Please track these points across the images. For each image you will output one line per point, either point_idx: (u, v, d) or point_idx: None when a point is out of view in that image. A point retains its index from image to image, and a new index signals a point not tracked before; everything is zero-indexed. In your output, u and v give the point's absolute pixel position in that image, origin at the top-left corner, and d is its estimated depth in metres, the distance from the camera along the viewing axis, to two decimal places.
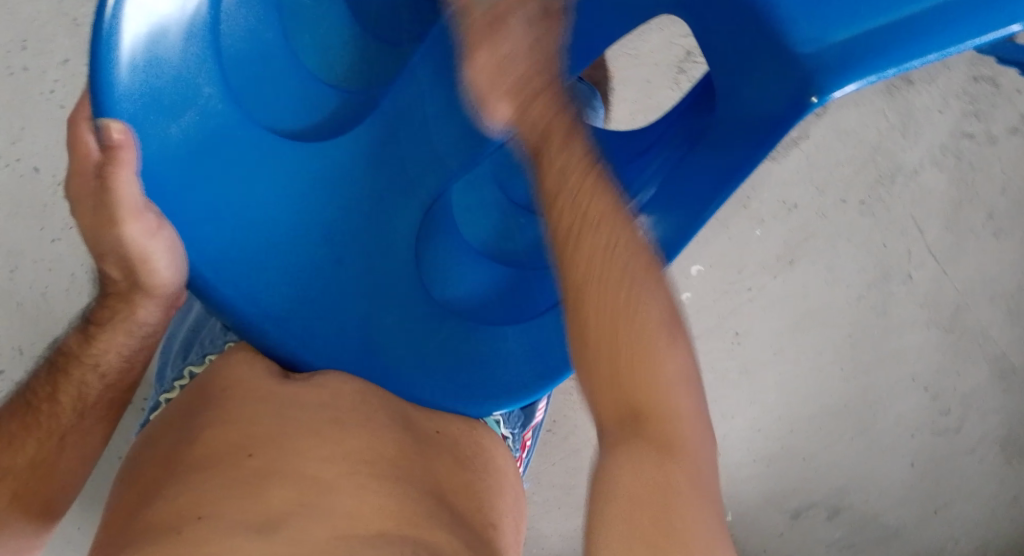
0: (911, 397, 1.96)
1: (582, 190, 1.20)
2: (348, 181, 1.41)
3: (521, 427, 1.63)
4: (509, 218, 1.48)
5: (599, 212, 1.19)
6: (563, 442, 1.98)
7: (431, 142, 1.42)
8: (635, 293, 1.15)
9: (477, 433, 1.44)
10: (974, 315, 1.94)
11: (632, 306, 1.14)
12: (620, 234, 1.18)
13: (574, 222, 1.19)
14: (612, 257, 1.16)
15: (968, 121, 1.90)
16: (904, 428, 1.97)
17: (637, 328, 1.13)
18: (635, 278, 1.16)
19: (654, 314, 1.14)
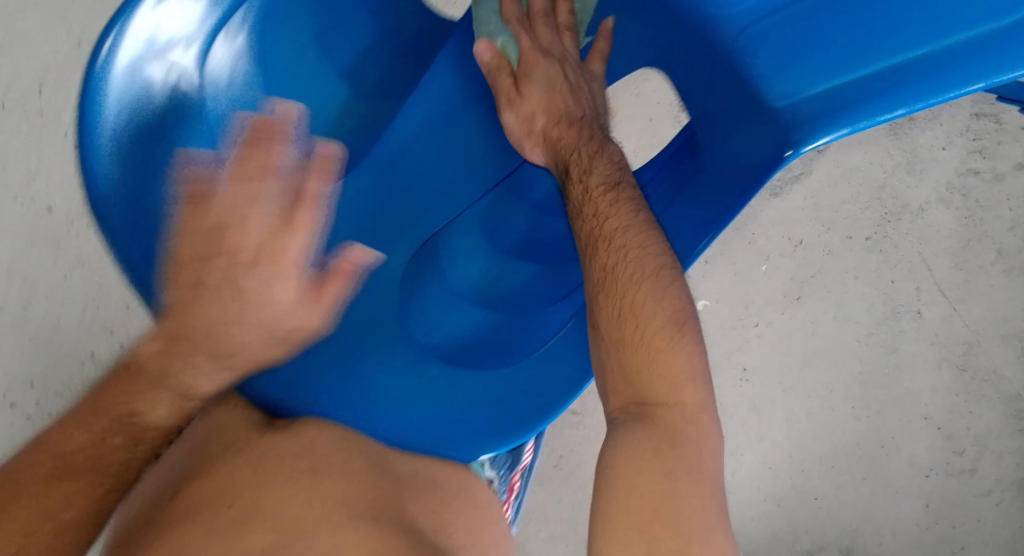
0: (924, 439, 1.90)
1: (616, 226, 1.25)
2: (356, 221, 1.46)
3: (508, 468, 1.64)
4: (497, 265, 1.50)
5: (632, 248, 1.23)
6: (568, 477, 1.96)
7: (424, 186, 1.47)
8: (660, 326, 1.18)
9: (461, 475, 1.43)
10: (987, 356, 1.89)
11: (657, 337, 1.17)
12: (647, 267, 1.21)
13: (607, 258, 1.24)
14: (638, 289, 1.20)
15: (973, 158, 1.86)
16: (918, 469, 1.91)
17: (660, 355, 1.17)
18: (662, 310, 1.19)
19: (678, 347, 1.17)
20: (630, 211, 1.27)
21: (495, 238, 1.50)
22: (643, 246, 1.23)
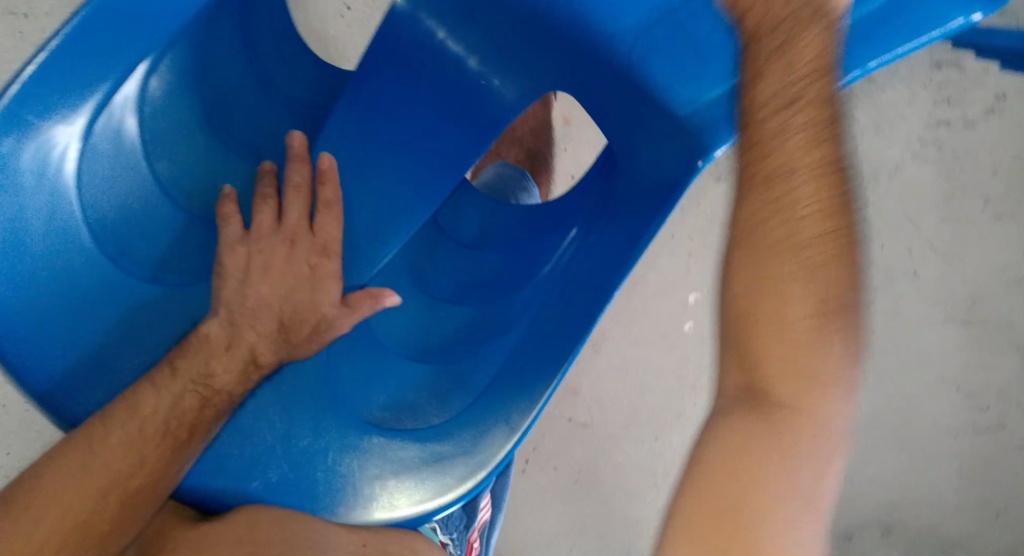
0: (941, 402, 1.28)
1: (778, 21, 0.72)
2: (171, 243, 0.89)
3: (463, 531, 1.04)
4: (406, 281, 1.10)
5: (796, 59, 0.71)
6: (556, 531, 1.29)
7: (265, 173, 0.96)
8: (812, 172, 0.69)
9: None
10: (991, 307, 1.25)
11: (799, 207, 0.69)
12: (816, 84, 0.71)
13: (748, 69, 0.73)
14: (778, 137, 0.70)
15: (940, 109, 1.22)
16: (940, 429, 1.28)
17: (804, 241, 0.68)
18: (821, 173, 0.69)
19: (825, 193, 0.69)
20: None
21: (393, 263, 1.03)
22: (807, 43, 0.71)
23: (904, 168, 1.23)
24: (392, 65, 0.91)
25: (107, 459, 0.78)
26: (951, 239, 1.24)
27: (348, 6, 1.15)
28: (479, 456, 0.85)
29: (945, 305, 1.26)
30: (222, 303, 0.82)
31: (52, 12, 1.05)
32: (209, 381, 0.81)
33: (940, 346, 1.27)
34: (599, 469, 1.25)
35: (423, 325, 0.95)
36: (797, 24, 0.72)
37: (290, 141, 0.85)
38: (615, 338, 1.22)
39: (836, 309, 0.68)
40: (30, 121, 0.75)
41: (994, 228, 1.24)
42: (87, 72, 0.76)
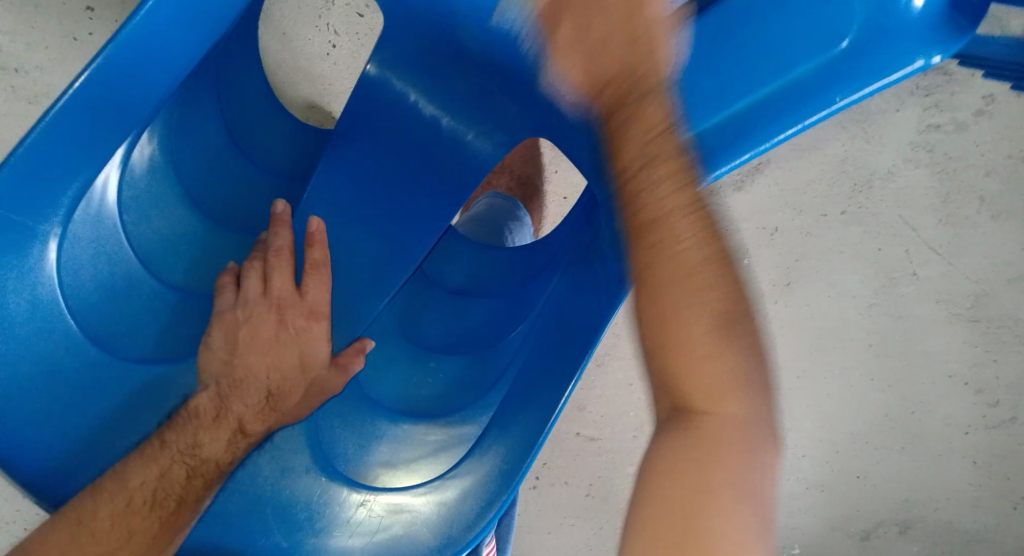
0: (950, 400, 1.22)
1: (618, 98, 0.78)
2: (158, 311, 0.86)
3: None
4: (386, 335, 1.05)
5: (647, 119, 0.77)
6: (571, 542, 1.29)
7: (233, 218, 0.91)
8: (683, 214, 0.73)
9: None
10: (996, 304, 1.17)
11: (673, 247, 0.72)
12: (665, 140, 0.76)
13: (611, 138, 0.79)
14: (654, 184, 0.74)
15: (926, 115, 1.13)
16: (952, 429, 1.23)
17: (681, 281, 0.71)
18: (691, 211, 0.73)
19: (692, 229, 0.72)
20: (631, 46, 0.78)
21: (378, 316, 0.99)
22: (654, 106, 0.77)
23: (898, 173, 1.15)
24: (370, 123, 0.93)
25: (95, 536, 0.76)
26: (949, 239, 1.16)
27: (334, 45, 1.11)
28: (469, 515, 0.85)
29: (948, 303, 1.18)
30: (211, 376, 0.83)
31: (45, 67, 1.06)
32: (196, 451, 0.81)
33: (946, 343, 1.20)
34: (614, 482, 1.24)
35: (409, 378, 0.95)
36: (640, 91, 0.77)
37: (276, 209, 0.86)
38: (620, 354, 1.20)
39: (735, 331, 0.69)
40: (21, 218, 0.74)
41: (994, 227, 1.15)
42: (65, 164, 0.74)
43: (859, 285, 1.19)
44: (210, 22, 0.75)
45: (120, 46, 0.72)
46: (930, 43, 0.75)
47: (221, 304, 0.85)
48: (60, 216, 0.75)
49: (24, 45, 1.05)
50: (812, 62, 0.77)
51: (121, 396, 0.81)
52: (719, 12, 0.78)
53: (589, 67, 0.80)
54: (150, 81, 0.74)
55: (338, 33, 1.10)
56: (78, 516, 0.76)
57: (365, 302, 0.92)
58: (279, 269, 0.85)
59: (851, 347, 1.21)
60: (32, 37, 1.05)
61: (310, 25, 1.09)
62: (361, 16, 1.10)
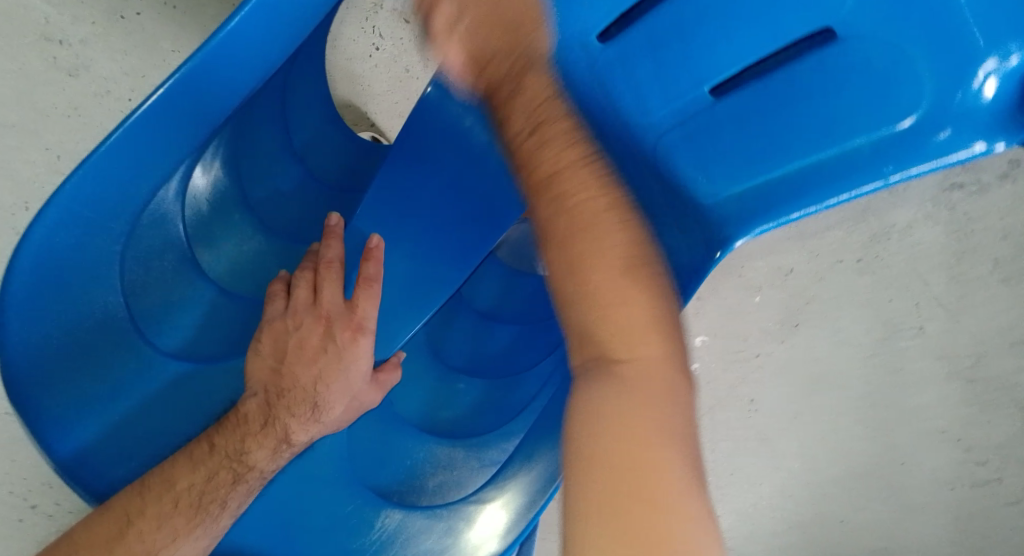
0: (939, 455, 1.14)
1: (508, 67, 0.84)
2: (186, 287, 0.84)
3: None
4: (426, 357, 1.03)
5: (535, 87, 0.84)
6: None
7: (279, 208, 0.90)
8: (577, 169, 0.82)
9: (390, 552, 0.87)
10: (995, 365, 1.09)
11: (577, 201, 0.79)
12: (549, 106, 0.84)
13: (496, 112, 0.85)
14: (538, 152, 0.83)
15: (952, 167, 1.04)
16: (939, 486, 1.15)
17: (596, 233, 0.77)
18: (581, 165, 0.82)
19: (591, 181, 0.81)
20: (510, 33, 0.83)
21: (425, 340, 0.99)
22: (536, 77, 0.85)
23: (916, 229, 1.06)
24: (422, 144, 0.93)
25: (143, 535, 0.77)
26: (960, 298, 1.07)
27: (376, 48, 1.11)
28: (495, 531, 0.89)
29: (948, 362, 1.10)
30: (258, 383, 0.82)
31: (85, 41, 1.03)
32: (243, 458, 0.80)
33: (941, 399, 1.12)
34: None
35: (435, 395, 0.97)
36: (516, 65, 0.84)
37: (329, 221, 0.87)
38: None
39: (635, 275, 0.76)
40: (108, 196, 0.75)
41: (1008, 289, 1.06)
42: (152, 152, 0.75)
43: (866, 334, 1.11)
44: (300, 22, 0.74)
45: (201, 56, 0.72)
46: (987, 131, 0.74)
47: (275, 310, 0.85)
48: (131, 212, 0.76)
49: (68, 15, 1.02)
50: (873, 137, 0.77)
51: (152, 375, 0.81)
52: (788, 71, 0.80)
53: (479, 47, 0.83)
54: (236, 84, 0.74)
55: (383, 36, 1.10)
56: (126, 511, 0.76)
57: (404, 318, 0.93)
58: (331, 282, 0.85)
59: (840, 394, 1.14)
60: (75, 9, 1.01)
61: (355, 24, 1.10)
62: (404, 19, 1.09)
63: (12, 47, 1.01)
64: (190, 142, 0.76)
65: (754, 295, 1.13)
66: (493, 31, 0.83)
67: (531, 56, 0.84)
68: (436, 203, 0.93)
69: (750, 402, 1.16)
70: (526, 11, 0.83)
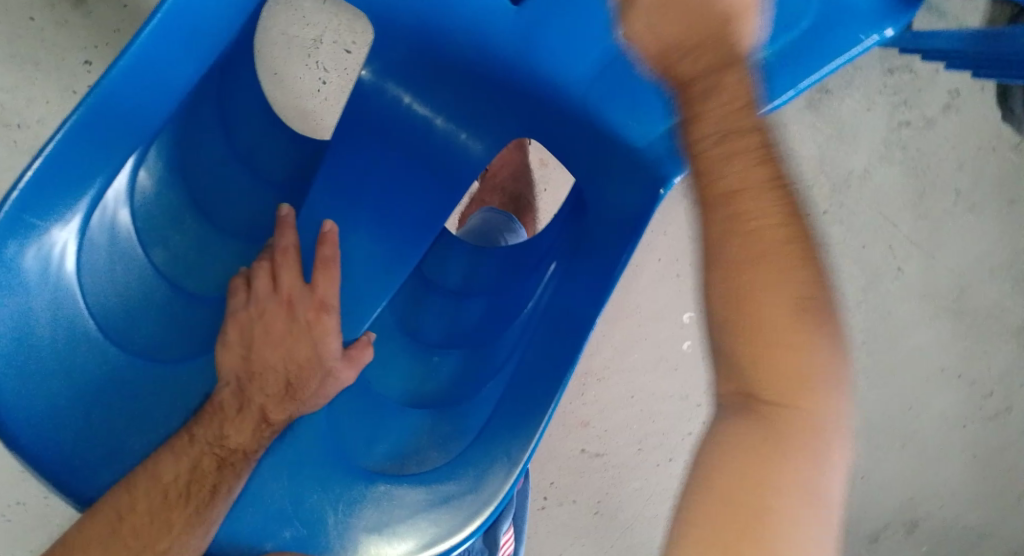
0: (947, 393, 1.30)
1: (702, 64, 0.72)
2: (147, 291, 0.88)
3: None
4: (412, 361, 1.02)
5: (729, 91, 0.71)
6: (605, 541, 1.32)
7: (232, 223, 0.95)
8: (773, 214, 0.69)
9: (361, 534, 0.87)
10: (978, 295, 1.28)
11: (756, 229, 0.69)
12: (744, 116, 0.71)
13: (683, 102, 0.73)
14: (722, 160, 0.71)
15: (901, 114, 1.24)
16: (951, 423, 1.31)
17: (785, 271, 0.68)
18: (770, 190, 0.70)
19: (777, 209, 0.69)
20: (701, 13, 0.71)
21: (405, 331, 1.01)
22: (734, 78, 0.72)
23: (873, 171, 1.24)
24: (360, 130, 0.96)
25: (136, 528, 0.83)
26: (929, 233, 1.26)
27: (324, 82, 1.20)
28: (444, 532, 0.87)
29: (934, 298, 1.27)
30: (230, 373, 0.87)
31: (44, 121, 1.11)
32: (223, 443, 0.86)
33: (934, 336, 1.28)
34: (618, 499, 1.31)
35: (415, 371, 0.99)
36: (719, 54, 0.72)
37: (281, 213, 0.90)
38: (620, 369, 1.29)
39: (804, 326, 0.68)
40: (52, 199, 0.79)
41: (970, 219, 1.26)
42: (93, 157, 0.79)
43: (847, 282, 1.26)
44: (199, 45, 0.81)
45: (105, 86, 0.77)
46: (878, 20, 0.82)
47: (236, 306, 0.89)
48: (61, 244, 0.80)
49: (24, 99, 1.10)
50: (796, 32, 0.82)
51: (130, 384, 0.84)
52: None
53: (657, 24, 0.72)
54: (143, 110, 0.80)
55: (327, 69, 1.19)
56: (117, 507, 0.82)
57: (372, 297, 0.94)
58: (286, 273, 0.89)
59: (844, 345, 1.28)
60: (31, 93, 1.10)
61: (299, 64, 1.18)
62: (348, 51, 1.19)
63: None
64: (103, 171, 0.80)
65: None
66: (680, 10, 0.71)
67: (744, 35, 0.74)
68: (384, 184, 0.96)
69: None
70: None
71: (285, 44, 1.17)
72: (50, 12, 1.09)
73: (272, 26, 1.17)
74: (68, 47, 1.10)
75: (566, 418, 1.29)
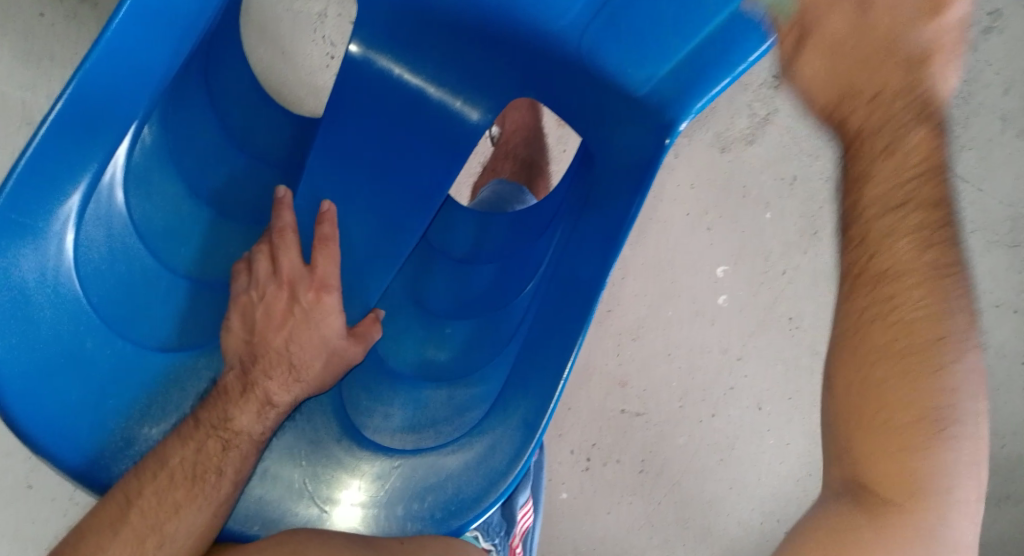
0: (1003, 327, 1.21)
1: (882, 132, 0.76)
2: (153, 277, 0.87)
3: (505, 538, 1.05)
4: (423, 326, 0.99)
5: (903, 160, 0.75)
6: (658, 492, 1.27)
7: (227, 209, 0.93)
8: (927, 268, 0.74)
9: (384, 503, 0.87)
10: None
11: (905, 305, 0.74)
12: (925, 185, 0.75)
13: (850, 172, 0.77)
14: (893, 231, 0.75)
15: None
16: (1012, 359, 1.21)
17: (908, 332, 0.74)
18: (937, 272, 0.74)
19: (931, 289, 0.74)
20: (906, 80, 0.75)
21: (417, 303, 1.00)
22: (918, 150, 0.75)
23: None
24: (355, 102, 0.94)
25: (145, 513, 0.82)
26: (976, 163, 1.19)
27: (333, 56, 1.17)
28: (470, 496, 0.86)
29: (984, 231, 1.20)
30: (234, 356, 0.87)
31: None
32: (228, 424, 0.85)
33: (987, 272, 1.20)
34: (664, 455, 1.26)
35: (425, 342, 0.98)
36: (897, 129, 0.75)
37: (278, 194, 0.89)
38: (655, 326, 1.25)
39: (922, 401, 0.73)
40: (47, 182, 0.77)
41: (1020, 144, 1.18)
42: (78, 147, 0.78)
43: None
44: (177, 32, 0.79)
45: (84, 75, 0.75)
46: None
47: (240, 287, 0.88)
48: (56, 241, 0.79)
49: (46, 95, 1.10)
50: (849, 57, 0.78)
51: (140, 374, 0.85)
52: None
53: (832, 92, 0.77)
54: (125, 97, 0.79)
55: (335, 43, 1.17)
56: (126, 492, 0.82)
57: (375, 273, 0.93)
58: (285, 255, 0.89)
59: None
60: (52, 87, 1.10)
61: (307, 39, 1.16)
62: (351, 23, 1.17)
63: (10, 140, 1.10)
64: (90, 169, 0.79)
65: (764, 212, 1.23)
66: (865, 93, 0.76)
67: (933, 115, 0.75)
68: (381, 153, 0.94)
69: (790, 319, 1.24)
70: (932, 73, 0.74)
71: (292, 20, 1.16)
72: (59, 6, 1.09)
73: (278, 2, 1.16)
74: (81, 38, 1.09)
75: (604, 377, 1.26)
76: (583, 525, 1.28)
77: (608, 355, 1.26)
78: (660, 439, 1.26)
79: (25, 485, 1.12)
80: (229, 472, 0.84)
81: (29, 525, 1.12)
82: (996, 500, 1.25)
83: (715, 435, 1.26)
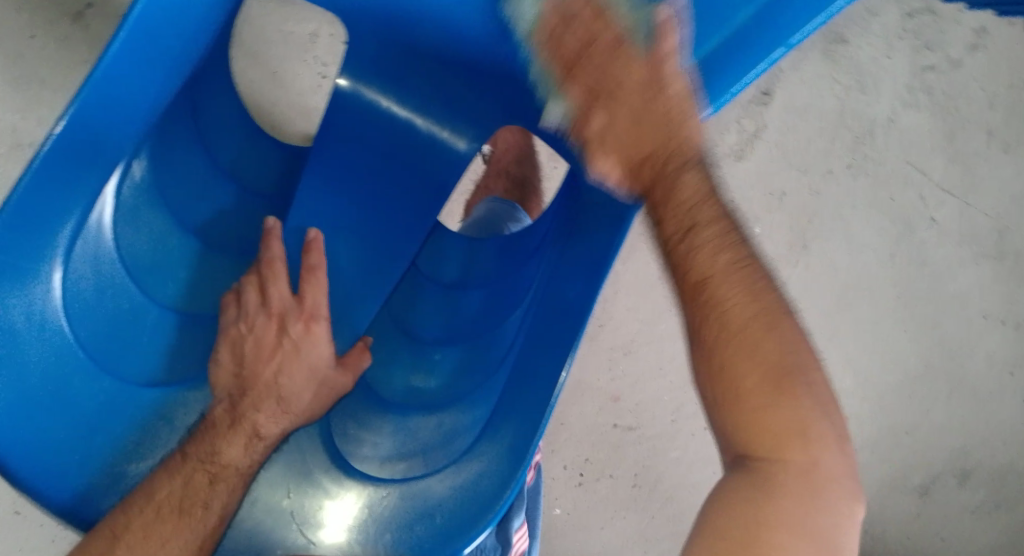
0: (989, 337, 1.22)
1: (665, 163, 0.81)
2: (141, 312, 0.88)
3: None
4: (411, 355, 0.99)
5: (685, 190, 0.80)
6: (650, 506, 1.27)
7: (215, 237, 0.94)
8: (729, 274, 0.78)
9: (377, 531, 0.88)
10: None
11: (729, 311, 0.77)
12: (707, 204, 0.80)
13: (655, 203, 0.81)
14: (701, 247, 0.79)
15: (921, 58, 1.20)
16: (1000, 369, 1.22)
17: (748, 338, 0.76)
18: (738, 277, 0.78)
19: (746, 294, 0.77)
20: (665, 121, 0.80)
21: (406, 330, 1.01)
22: (694, 176, 0.80)
23: (898, 119, 1.21)
24: (345, 133, 0.96)
25: (132, 547, 0.82)
26: (962, 177, 1.21)
27: (324, 76, 1.17)
28: (463, 522, 0.86)
29: (971, 243, 1.21)
30: (224, 389, 0.88)
31: None
32: (216, 457, 0.86)
33: (975, 284, 1.21)
34: (657, 470, 1.27)
35: (415, 370, 0.98)
36: (677, 161, 0.80)
37: (267, 225, 0.90)
38: (646, 340, 1.26)
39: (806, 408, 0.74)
40: (36, 224, 0.78)
41: (1004, 158, 1.21)
42: (67, 189, 0.79)
43: (877, 236, 1.21)
44: (164, 72, 0.80)
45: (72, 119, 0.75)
46: None
47: (230, 321, 0.89)
48: (45, 282, 0.80)
49: (34, 120, 1.10)
50: (727, 31, 0.79)
51: (128, 410, 0.86)
52: None
53: (621, 134, 0.81)
54: (113, 139, 0.80)
55: (326, 63, 1.17)
56: (112, 527, 0.82)
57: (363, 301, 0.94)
58: (273, 288, 0.89)
59: (879, 301, 1.22)
60: (40, 112, 1.10)
61: (298, 60, 1.17)
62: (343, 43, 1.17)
63: None
64: (77, 210, 0.80)
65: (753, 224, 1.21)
66: (656, 114, 0.80)
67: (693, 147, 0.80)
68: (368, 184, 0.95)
69: None
70: (676, 100, 0.79)
71: (282, 41, 1.17)
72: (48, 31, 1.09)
73: (269, 25, 1.17)
74: (71, 62, 1.10)
75: (595, 393, 1.27)
76: (577, 543, 1.27)
77: (600, 369, 1.27)
78: (652, 454, 1.27)
79: (12, 512, 1.12)
80: (216, 505, 0.85)
81: (19, 552, 1.12)
82: (988, 506, 1.23)
83: (707, 448, 1.26)
